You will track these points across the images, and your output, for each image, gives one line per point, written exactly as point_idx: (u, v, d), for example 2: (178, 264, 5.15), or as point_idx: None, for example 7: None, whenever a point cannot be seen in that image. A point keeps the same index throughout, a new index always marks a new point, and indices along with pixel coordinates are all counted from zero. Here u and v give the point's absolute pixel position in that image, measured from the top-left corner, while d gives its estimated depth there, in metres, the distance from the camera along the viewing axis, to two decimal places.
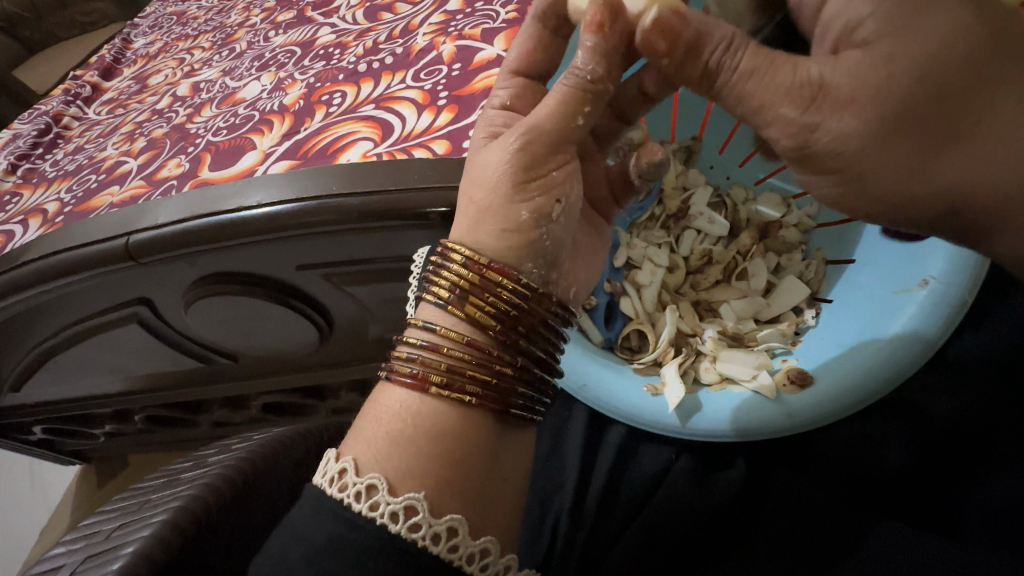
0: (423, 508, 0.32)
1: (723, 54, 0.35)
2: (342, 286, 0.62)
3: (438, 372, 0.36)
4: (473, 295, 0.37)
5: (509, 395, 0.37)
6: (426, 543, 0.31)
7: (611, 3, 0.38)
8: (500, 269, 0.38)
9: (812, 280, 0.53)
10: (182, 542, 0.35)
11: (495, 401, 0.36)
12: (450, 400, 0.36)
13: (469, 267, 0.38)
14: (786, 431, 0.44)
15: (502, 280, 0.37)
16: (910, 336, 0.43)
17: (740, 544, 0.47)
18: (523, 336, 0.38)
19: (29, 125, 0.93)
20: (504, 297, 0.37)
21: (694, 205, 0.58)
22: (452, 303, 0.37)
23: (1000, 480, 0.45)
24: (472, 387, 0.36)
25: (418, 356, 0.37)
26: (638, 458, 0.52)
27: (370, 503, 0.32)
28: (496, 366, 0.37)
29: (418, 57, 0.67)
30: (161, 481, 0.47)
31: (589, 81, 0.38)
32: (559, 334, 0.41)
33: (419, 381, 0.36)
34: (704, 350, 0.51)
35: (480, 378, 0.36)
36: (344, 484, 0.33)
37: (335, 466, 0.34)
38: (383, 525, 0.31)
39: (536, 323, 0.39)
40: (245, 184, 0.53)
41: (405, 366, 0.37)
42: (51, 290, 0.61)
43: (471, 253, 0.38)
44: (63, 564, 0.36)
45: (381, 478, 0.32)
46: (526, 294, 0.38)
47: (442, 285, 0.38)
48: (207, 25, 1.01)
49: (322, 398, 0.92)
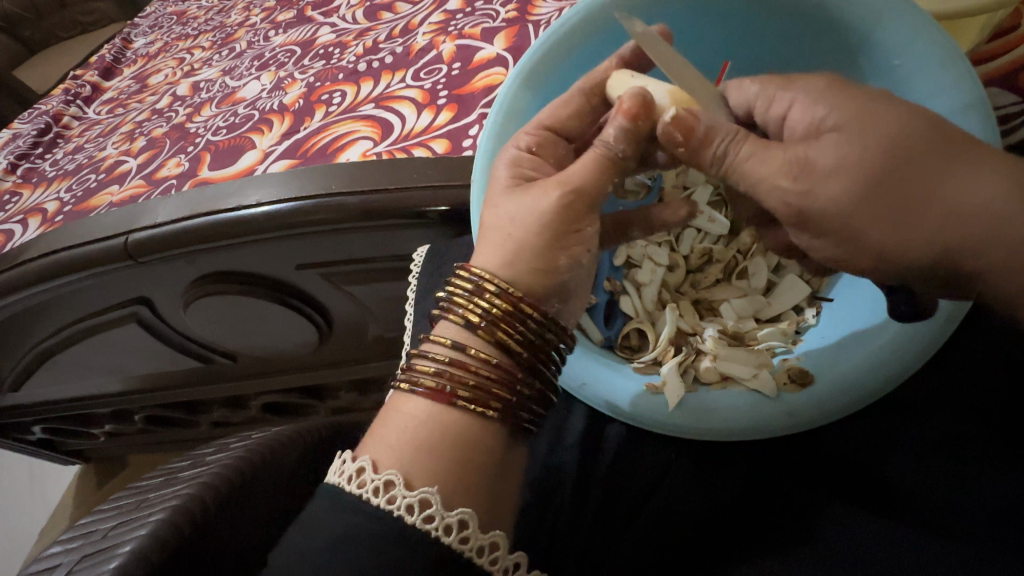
0: (437, 501, 0.32)
1: (729, 145, 0.34)
2: (341, 286, 0.62)
3: (466, 388, 0.35)
4: (504, 324, 0.37)
5: (527, 412, 0.37)
6: (439, 534, 0.31)
7: (647, 98, 0.38)
8: (533, 304, 0.37)
9: (812, 279, 0.53)
10: (179, 541, 0.35)
11: (513, 416, 0.36)
12: (475, 414, 0.35)
13: (502, 298, 0.37)
14: (786, 429, 0.44)
15: (532, 312, 0.37)
16: (914, 333, 0.42)
17: (739, 548, 0.47)
18: (544, 363, 0.39)
19: (29, 125, 0.93)
20: (532, 329, 0.37)
21: (694, 203, 0.57)
22: (483, 329, 0.37)
23: (1004, 484, 0.44)
24: (497, 404, 0.36)
25: (445, 371, 0.36)
26: (638, 457, 0.51)
27: (388, 497, 0.32)
28: (519, 386, 0.37)
29: (418, 56, 0.67)
30: (159, 479, 0.47)
31: (617, 156, 0.38)
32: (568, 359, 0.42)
33: (446, 394, 0.35)
34: (704, 349, 0.50)
35: (506, 398, 0.36)
36: (363, 481, 0.33)
37: (352, 465, 0.33)
38: (400, 517, 0.31)
39: (555, 351, 0.39)
40: (244, 183, 0.53)
41: (432, 378, 0.36)
42: (50, 289, 0.61)
43: (506, 286, 0.37)
44: (59, 563, 0.36)
45: (397, 474, 0.32)
46: (549, 329, 0.38)
47: (474, 308, 0.37)
48: (208, 25, 1.01)
49: (322, 397, 0.92)
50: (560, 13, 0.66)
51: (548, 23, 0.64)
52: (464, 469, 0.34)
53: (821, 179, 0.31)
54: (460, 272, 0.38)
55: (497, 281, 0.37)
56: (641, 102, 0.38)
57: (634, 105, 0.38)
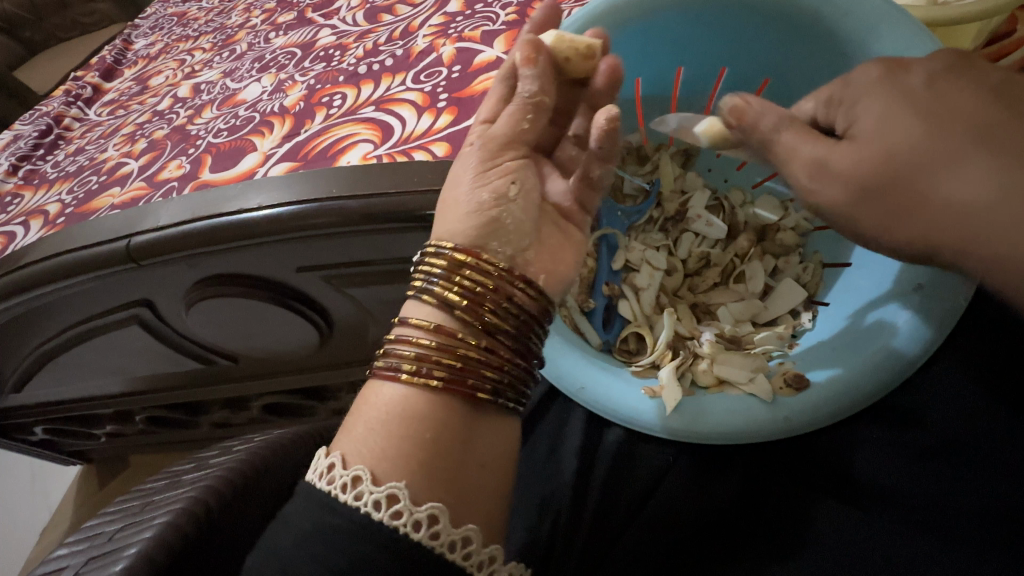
0: (404, 496, 0.32)
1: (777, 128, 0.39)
2: (342, 287, 0.62)
3: (406, 361, 0.36)
4: (443, 279, 0.38)
5: (475, 376, 0.36)
6: (407, 530, 0.31)
7: (530, 41, 0.42)
8: (463, 248, 0.39)
9: (809, 283, 0.54)
10: (183, 541, 0.36)
11: (458, 385, 0.36)
12: (417, 384, 0.36)
13: (440, 256, 0.39)
14: (782, 433, 0.45)
15: (464, 259, 0.38)
16: (905, 341, 0.43)
17: (736, 549, 0.48)
18: (488, 315, 0.38)
19: (31, 126, 0.93)
20: (469, 277, 0.38)
21: (691, 208, 0.58)
22: (423, 289, 0.38)
23: (994, 487, 0.45)
24: (439, 371, 0.36)
25: (391, 348, 0.38)
26: (637, 457, 0.52)
27: (355, 493, 0.32)
28: (460, 350, 0.37)
29: (418, 59, 0.68)
30: (163, 481, 0.47)
31: (530, 98, 0.42)
32: (529, 307, 0.40)
33: (390, 371, 0.37)
34: (701, 353, 0.51)
35: (445, 361, 0.36)
36: (332, 477, 0.33)
37: (323, 462, 0.34)
38: (367, 513, 0.31)
39: (504, 305, 0.38)
40: (246, 186, 0.54)
41: (382, 360, 0.38)
42: (53, 292, 0.61)
43: (443, 242, 0.39)
44: (66, 565, 0.36)
45: (366, 469, 0.33)
46: (497, 275, 0.39)
47: (418, 276, 0.39)
48: (208, 26, 1.01)
49: (322, 399, 0.92)
50: None
51: None
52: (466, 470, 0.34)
53: (832, 166, 0.35)
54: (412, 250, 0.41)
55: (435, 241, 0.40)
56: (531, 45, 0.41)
57: (527, 50, 0.41)
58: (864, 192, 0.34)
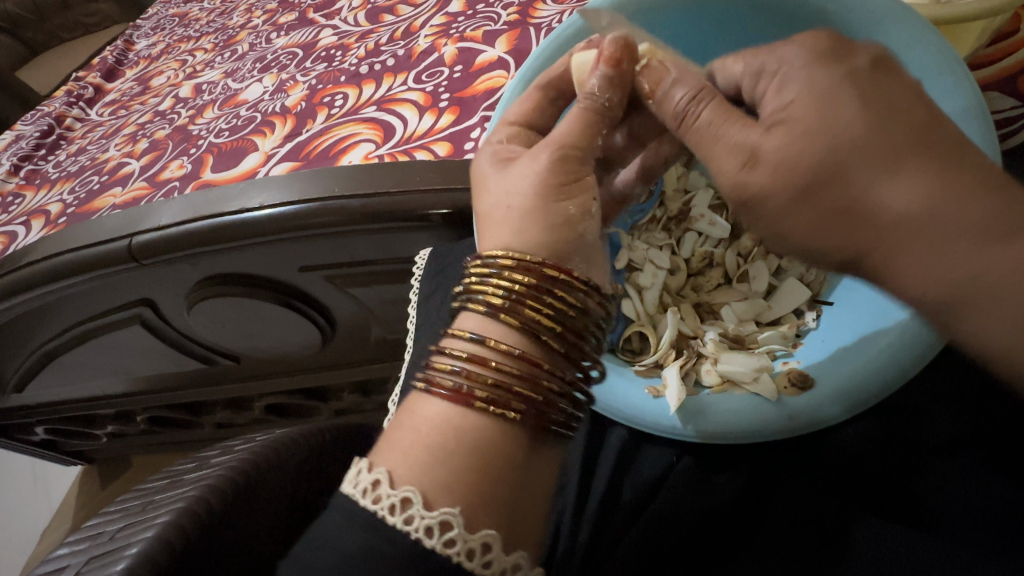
0: (458, 523, 0.31)
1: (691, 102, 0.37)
2: (344, 287, 0.62)
3: (485, 388, 0.35)
4: (530, 298, 0.37)
5: (553, 410, 0.37)
6: (461, 558, 0.31)
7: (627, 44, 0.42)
8: (553, 265, 0.38)
9: (813, 282, 0.53)
10: (186, 541, 0.35)
11: (537, 418, 0.36)
12: (496, 416, 0.35)
13: (520, 272, 0.37)
14: (786, 432, 0.45)
15: (554, 278, 0.37)
16: (910, 339, 0.42)
17: (740, 546, 0.48)
18: (571, 343, 0.38)
19: (32, 126, 0.93)
20: (558, 302, 0.37)
21: (695, 207, 0.58)
22: (506, 308, 0.37)
23: (995, 486, 0.45)
24: (517, 402, 0.35)
25: (464, 370, 0.36)
26: (639, 457, 0.52)
27: (406, 517, 0.31)
28: (542, 380, 0.36)
29: (420, 59, 0.67)
30: (164, 481, 0.47)
31: (606, 108, 0.41)
32: (601, 331, 0.41)
33: (464, 395, 0.35)
34: (705, 352, 0.51)
35: (529, 396, 0.36)
36: (378, 496, 0.32)
37: (367, 477, 0.33)
38: (418, 539, 0.31)
39: (583, 331, 0.39)
40: (249, 185, 0.53)
41: (450, 379, 0.36)
42: (55, 291, 0.61)
43: (526, 257, 0.38)
44: (67, 565, 0.36)
45: (415, 491, 0.32)
46: (580, 299, 0.38)
47: (495, 290, 0.38)
48: (209, 27, 1.01)
49: (324, 399, 0.92)
50: (561, 16, 0.66)
51: (549, 26, 0.65)
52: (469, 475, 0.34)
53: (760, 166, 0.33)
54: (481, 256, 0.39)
55: (515, 254, 0.38)
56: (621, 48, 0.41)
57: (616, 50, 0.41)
58: (789, 192, 0.32)
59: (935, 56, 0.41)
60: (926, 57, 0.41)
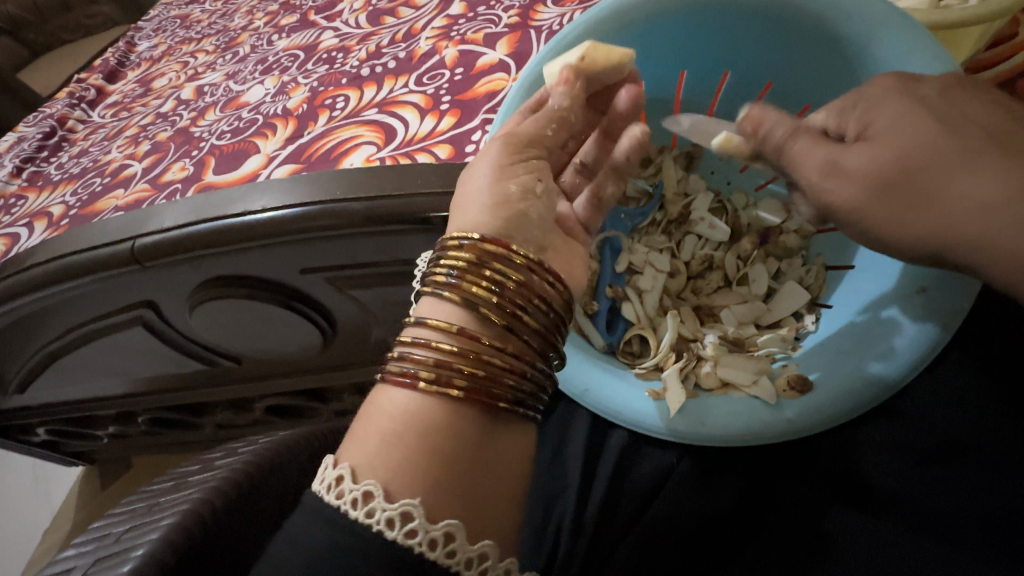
0: (419, 513, 0.32)
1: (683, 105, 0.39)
2: (345, 290, 0.63)
3: (428, 367, 0.36)
4: (470, 274, 0.38)
5: (497, 385, 0.36)
6: (423, 549, 0.31)
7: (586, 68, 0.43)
8: (493, 239, 0.39)
9: (812, 286, 0.54)
10: (190, 542, 0.36)
11: (480, 394, 0.36)
12: (437, 393, 0.35)
13: (465, 253, 0.38)
14: (786, 435, 0.45)
15: (493, 252, 0.38)
16: (910, 342, 0.43)
17: (740, 548, 0.49)
18: (517, 320, 0.38)
19: (34, 128, 0.93)
20: (499, 281, 0.38)
21: (694, 211, 0.58)
22: (449, 286, 0.38)
23: (992, 489, 0.45)
24: (459, 379, 0.35)
25: (410, 351, 0.37)
26: (640, 459, 0.52)
27: (366, 511, 0.32)
28: (484, 357, 0.36)
29: (420, 62, 0.68)
30: (167, 484, 0.47)
31: (559, 113, 0.43)
32: (553, 309, 0.41)
33: (408, 375, 0.36)
34: (704, 355, 0.51)
35: (468, 370, 0.36)
36: (341, 492, 0.33)
37: (332, 474, 0.34)
38: (380, 531, 0.31)
39: (529, 309, 0.39)
40: (251, 188, 0.54)
41: (400, 361, 0.37)
42: (58, 294, 0.61)
43: (468, 239, 0.39)
44: (73, 566, 0.36)
45: (376, 485, 0.32)
46: (523, 279, 0.39)
47: (440, 274, 0.39)
48: (210, 29, 1.01)
49: (325, 400, 0.92)
50: (561, 19, 0.66)
51: (549, 29, 0.65)
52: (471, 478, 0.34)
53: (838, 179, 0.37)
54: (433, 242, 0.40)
55: (460, 237, 0.39)
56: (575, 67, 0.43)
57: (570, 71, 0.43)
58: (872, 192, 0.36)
59: (930, 65, 0.42)
60: (922, 65, 0.42)
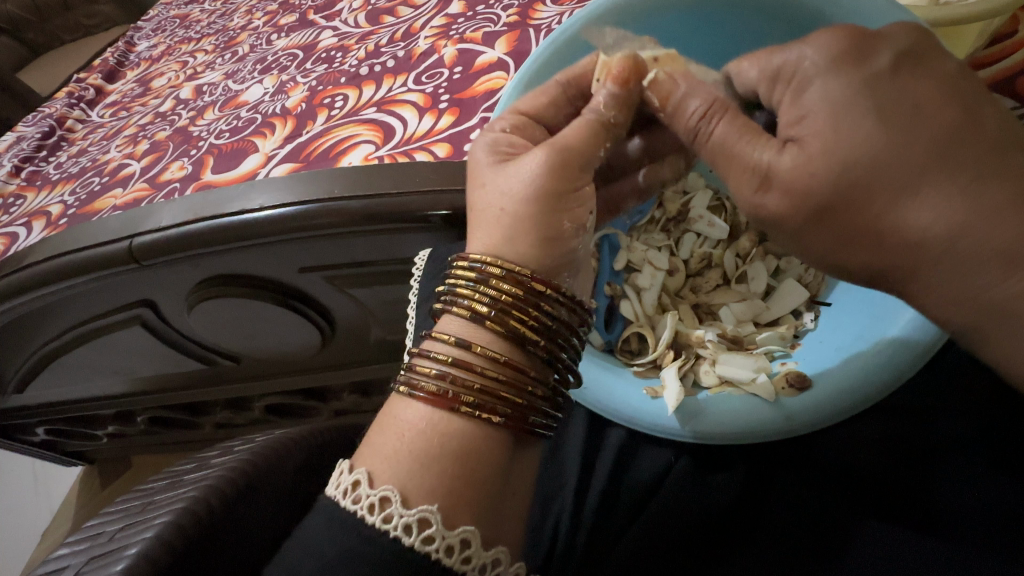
0: (437, 520, 0.32)
1: (702, 120, 0.37)
2: (344, 288, 0.62)
3: (471, 393, 0.36)
4: (516, 309, 0.37)
5: (533, 414, 0.38)
6: (440, 555, 0.32)
7: (635, 60, 0.41)
8: (542, 282, 0.38)
9: (812, 283, 0.53)
10: (185, 541, 0.36)
11: (520, 421, 0.37)
12: (480, 421, 0.36)
13: (507, 282, 0.38)
14: (783, 435, 0.44)
15: (541, 293, 0.38)
16: (909, 337, 0.43)
17: (740, 546, 0.47)
18: (555, 351, 0.39)
19: (33, 127, 0.93)
20: (541, 313, 0.38)
21: (694, 208, 0.58)
22: (490, 316, 0.37)
23: (990, 483, 0.45)
24: (502, 407, 0.36)
25: (449, 374, 0.36)
26: (637, 459, 0.52)
27: (384, 516, 0.32)
28: (526, 386, 0.37)
29: (420, 60, 0.68)
30: (164, 481, 0.47)
31: (610, 123, 0.42)
32: (577, 341, 0.42)
33: (448, 399, 0.36)
34: (704, 353, 0.51)
35: (512, 398, 0.36)
36: (357, 497, 0.33)
37: (348, 478, 0.34)
38: (397, 537, 0.31)
39: (564, 340, 0.40)
40: (249, 187, 0.54)
41: (434, 383, 0.36)
42: (55, 293, 0.61)
43: (513, 267, 0.38)
44: (67, 565, 0.36)
45: (394, 490, 0.33)
46: (562, 309, 0.39)
47: (480, 299, 0.37)
48: (210, 27, 1.01)
49: (324, 399, 0.92)
50: (560, 17, 0.67)
51: (549, 27, 0.65)
52: (464, 474, 0.35)
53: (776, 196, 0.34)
54: (464, 261, 0.38)
55: (502, 263, 0.38)
56: (629, 64, 0.41)
57: (623, 68, 0.41)
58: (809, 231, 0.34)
59: None
60: None
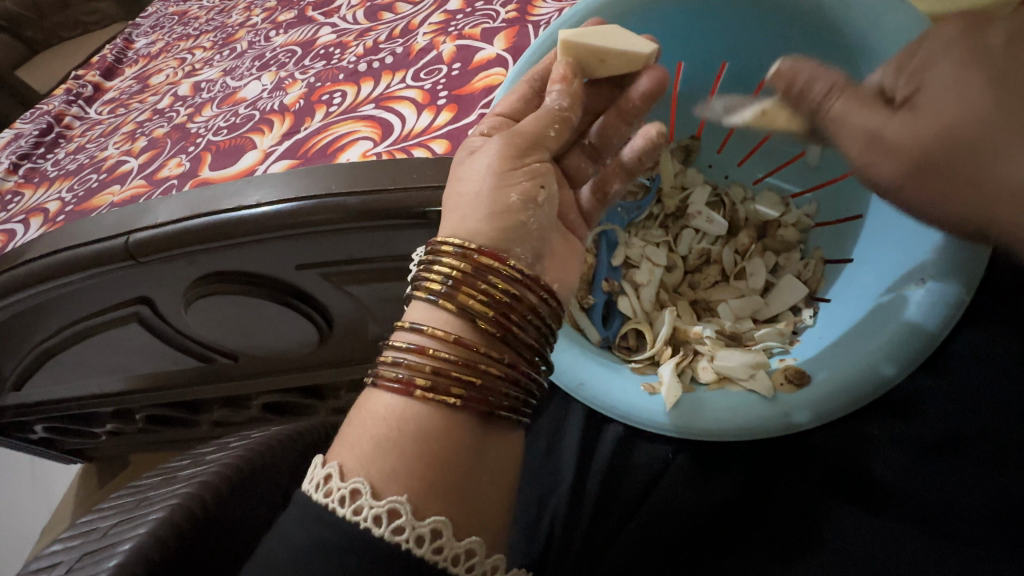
0: (406, 510, 0.31)
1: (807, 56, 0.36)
2: (341, 286, 0.62)
3: (424, 375, 0.35)
4: (465, 286, 0.37)
5: (495, 396, 0.36)
6: (409, 546, 0.31)
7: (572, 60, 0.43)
8: (490, 255, 0.38)
9: (810, 280, 0.54)
10: (180, 538, 0.35)
11: (481, 403, 0.35)
12: (435, 403, 0.35)
13: (459, 260, 0.38)
14: (781, 431, 0.44)
15: (490, 266, 0.37)
16: (909, 332, 0.42)
17: (736, 542, 0.48)
18: (514, 327, 0.38)
19: (31, 125, 0.93)
20: (493, 287, 0.37)
21: (692, 204, 0.58)
22: (442, 295, 0.37)
23: (989, 480, 0.45)
24: (456, 387, 0.35)
25: (405, 360, 0.36)
26: (632, 456, 0.51)
27: (353, 508, 0.31)
28: (482, 364, 0.36)
29: (418, 57, 0.67)
30: (159, 478, 0.47)
31: (560, 111, 0.42)
32: (544, 319, 0.40)
33: (403, 384, 0.35)
34: (702, 349, 0.51)
35: (467, 377, 0.35)
36: (329, 490, 0.32)
37: (321, 472, 0.33)
38: (366, 528, 0.31)
39: (523, 315, 0.38)
40: (245, 183, 0.53)
41: (391, 370, 0.36)
42: (51, 290, 0.61)
43: (463, 244, 0.38)
44: (59, 561, 0.36)
45: (363, 483, 0.32)
46: (516, 281, 0.38)
47: (433, 279, 0.38)
48: (209, 24, 1.01)
49: (322, 397, 0.92)
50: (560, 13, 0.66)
51: (548, 23, 0.64)
52: (458, 471, 0.34)
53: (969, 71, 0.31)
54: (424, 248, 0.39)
55: (453, 242, 0.38)
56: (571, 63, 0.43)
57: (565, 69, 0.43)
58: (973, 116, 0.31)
59: None
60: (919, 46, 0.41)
